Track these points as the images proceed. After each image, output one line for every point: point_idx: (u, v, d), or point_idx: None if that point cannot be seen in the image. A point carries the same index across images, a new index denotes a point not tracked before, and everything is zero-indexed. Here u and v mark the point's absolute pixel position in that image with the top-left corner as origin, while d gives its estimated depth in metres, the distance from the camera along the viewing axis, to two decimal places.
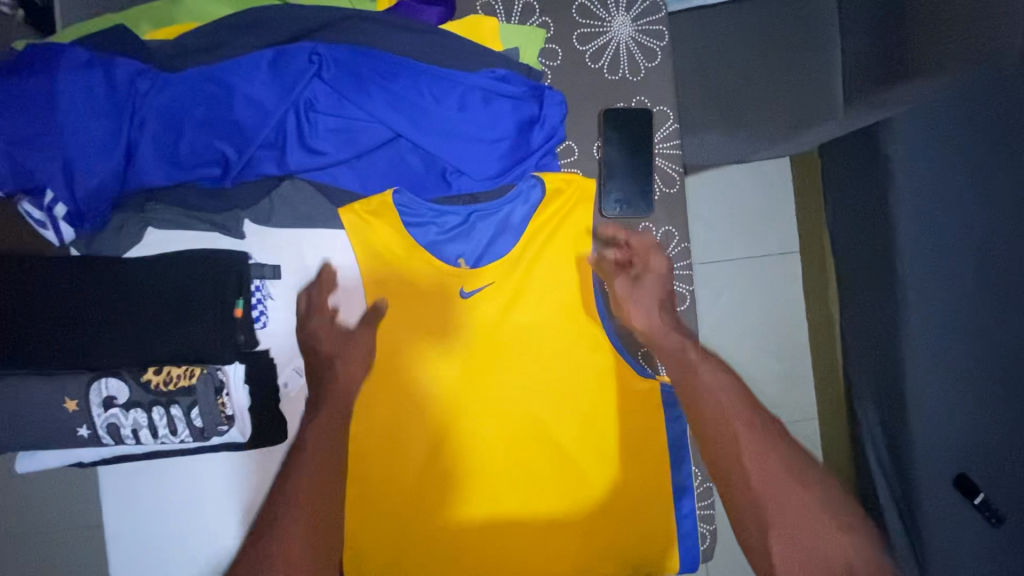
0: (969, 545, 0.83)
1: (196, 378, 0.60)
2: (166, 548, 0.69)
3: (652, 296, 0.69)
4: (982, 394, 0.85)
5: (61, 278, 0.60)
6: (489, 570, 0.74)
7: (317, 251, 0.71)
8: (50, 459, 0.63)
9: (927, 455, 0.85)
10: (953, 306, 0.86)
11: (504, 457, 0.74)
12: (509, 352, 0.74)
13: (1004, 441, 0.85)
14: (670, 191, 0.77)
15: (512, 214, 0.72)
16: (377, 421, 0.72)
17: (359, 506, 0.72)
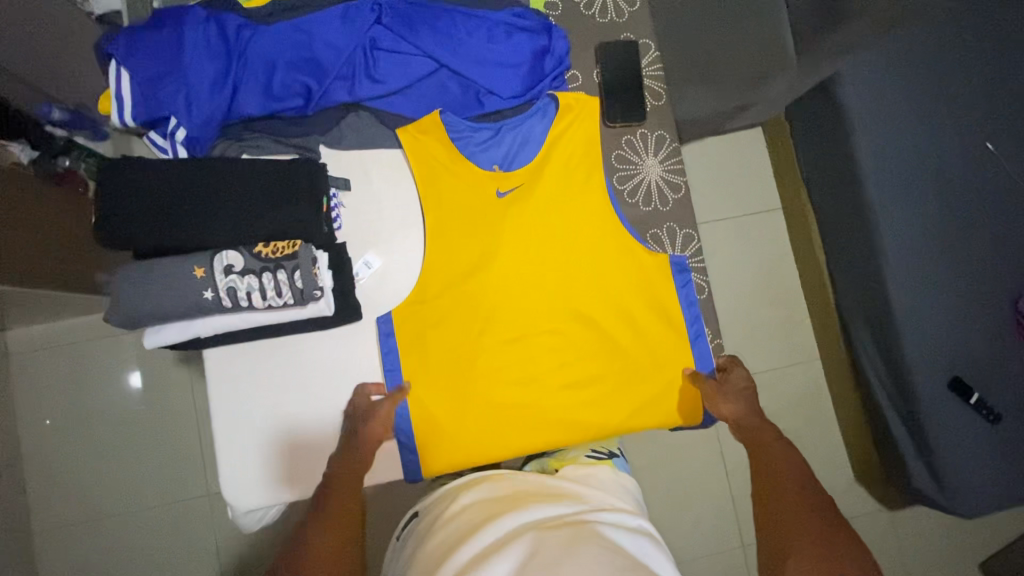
0: (938, 417, 1.25)
1: (298, 246, 0.75)
2: (263, 417, 0.82)
3: (733, 396, 0.87)
4: (914, 306, 1.28)
5: (181, 177, 0.74)
6: (539, 431, 0.85)
7: (378, 166, 0.87)
8: (173, 333, 0.76)
9: (911, 357, 1.26)
10: (892, 251, 1.29)
11: (540, 334, 0.87)
12: (540, 241, 0.88)
13: (932, 338, 1.27)
14: (659, 103, 0.93)
15: (533, 127, 0.89)
16: (433, 303, 0.85)
17: (421, 377, 0.84)
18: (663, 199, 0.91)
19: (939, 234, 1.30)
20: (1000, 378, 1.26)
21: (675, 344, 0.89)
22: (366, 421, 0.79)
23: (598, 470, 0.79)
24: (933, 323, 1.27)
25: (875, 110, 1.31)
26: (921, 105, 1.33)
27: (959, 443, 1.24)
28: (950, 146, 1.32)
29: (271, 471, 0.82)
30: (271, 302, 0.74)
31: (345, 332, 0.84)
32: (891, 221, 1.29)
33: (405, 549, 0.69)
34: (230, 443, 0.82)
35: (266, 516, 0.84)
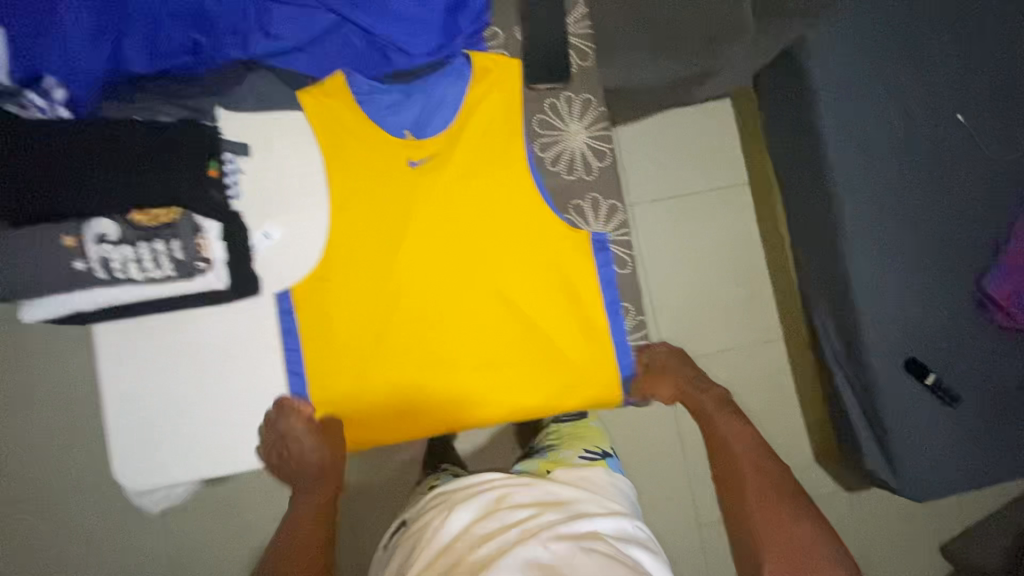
0: (905, 409, 1.13)
1: (176, 214, 0.70)
2: (156, 397, 0.78)
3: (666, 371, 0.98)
4: (892, 287, 1.13)
5: (58, 139, 0.66)
6: (450, 411, 0.82)
7: (279, 129, 0.80)
8: (49, 308, 0.71)
9: (877, 344, 1.13)
10: (869, 224, 1.13)
11: (451, 314, 0.82)
12: (455, 214, 0.82)
13: (903, 324, 1.13)
14: (586, 65, 0.86)
15: (448, 88, 0.82)
16: (340, 278, 0.81)
17: (326, 355, 0.81)
18: (588, 168, 0.85)
19: (905, 217, 1.14)
20: (976, 368, 1.12)
21: (596, 322, 0.83)
22: (314, 452, 0.79)
23: (593, 470, 0.82)
24: (903, 306, 1.13)
25: (835, 78, 1.14)
26: (888, 70, 1.15)
27: (919, 437, 1.13)
28: (942, 107, 1.15)
29: (162, 454, 0.78)
30: (150, 274, 0.71)
31: (245, 308, 0.80)
32: (856, 191, 1.13)
33: (398, 550, 0.69)
34: (123, 422, 0.78)
35: (165, 497, 0.82)
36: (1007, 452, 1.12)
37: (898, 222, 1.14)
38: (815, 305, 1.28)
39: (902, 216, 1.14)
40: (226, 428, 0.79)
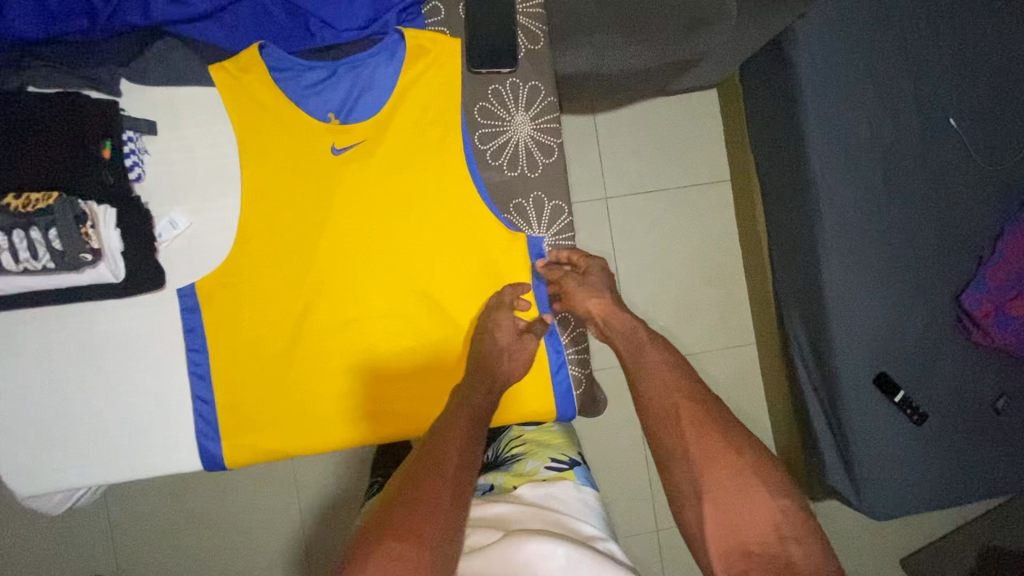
0: (873, 430, 1.07)
1: (53, 199, 0.62)
2: (49, 397, 0.72)
3: (597, 285, 0.76)
4: (866, 303, 1.06)
5: None
6: (367, 417, 0.75)
7: (190, 107, 0.74)
8: None
9: (846, 362, 1.07)
10: (846, 234, 1.06)
11: (377, 315, 0.76)
12: (381, 205, 0.75)
13: (876, 341, 1.07)
14: (535, 49, 0.77)
15: (377, 69, 0.74)
16: (251, 271, 0.74)
17: (234, 354, 0.74)
18: (532, 164, 0.77)
19: (886, 227, 1.07)
20: (947, 392, 1.06)
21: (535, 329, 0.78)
22: (510, 356, 0.74)
23: (560, 487, 0.78)
24: (879, 324, 1.06)
25: (821, 74, 1.05)
26: (879, 67, 1.06)
27: (886, 462, 1.07)
28: (933, 113, 1.07)
29: (54, 457, 0.72)
30: (27, 265, 0.63)
31: (146, 302, 0.73)
32: (836, 200, 1.06)
33: None
34: (12, 423, 0.72)
35: (63, 501, 0.76)
36: (974, 479, 1.07)
37: (878, 234, 1.06)
38: (789, 316, 1.21)
39: (881, 228, 1.07)
40: (126, 431, 0.73)
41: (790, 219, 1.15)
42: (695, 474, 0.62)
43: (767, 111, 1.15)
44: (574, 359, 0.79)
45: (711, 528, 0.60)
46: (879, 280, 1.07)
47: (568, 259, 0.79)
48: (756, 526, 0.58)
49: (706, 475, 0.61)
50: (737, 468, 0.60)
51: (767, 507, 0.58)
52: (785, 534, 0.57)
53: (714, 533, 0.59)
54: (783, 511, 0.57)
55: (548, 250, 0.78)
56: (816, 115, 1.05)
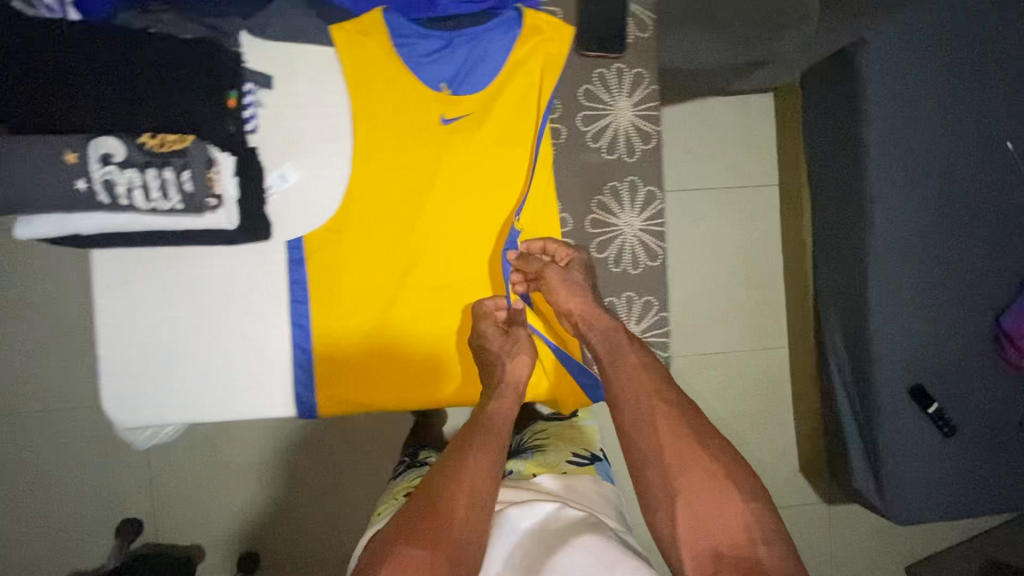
0: (909, 445, 1.07)
1: (189, 142, 0.65)
2: (155, 334, 0.75)
3: (581, 285, 0.75)
4: (918, 318, 1.04)
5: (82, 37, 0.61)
6: (424, 383, 0.78)
7: (307, 65, 0.75)
8: (49, 225, 0.67)
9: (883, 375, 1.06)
10: (905, 247, 1.02)
11: (447, 287, 0.78)
12: (464, 180, 0.77)
13: (918, 355, 1.05)
14: (643, 36, 0.79)
15: (493, 44, 0.76)
16: (349, 226, 0.76)
17: (324, 303, 0.76)
18: (631, 149, 0.79)
19: (948, 244, 1.02)
20: (986, 411, 1.07)
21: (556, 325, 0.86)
22: (507, 358, 0.74)
23: (581, 479, 0.79)
24: (925, 340, 1.04)
25: (898, 71, 0.98)
26: (969, 72, 0.99)
27: (915, 474, 1.07)
28: (1004, 123, 1.00)
29: (155, 392, 0.76)
30: (156, 205, 0.66)
31: (253, 250, 0.75)
32: (893, 211, 1.01)
33: None
34: (116, 355, 0.75)
35: (156, 435, 0.80)
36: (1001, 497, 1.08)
37: (937, 254, 1.02)
38: (826, 323, 1.18)
39: (938, 246, 1.02)
40: (225, 374, 0.76)
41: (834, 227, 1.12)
42: (671, 477, 0.64)
43: (824, 115, 1.10)
44: (654, 339, 0.81)
45: (684, 528, 0.62)
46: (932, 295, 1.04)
47: (544, 250, 0.78)
48: (726, 527, 0.61)
49: (680, 479, 0.63)
50: (710, 471, 0.63)
51: (738, 507, 0.61)
52: (755, 534, 0.60)
53: (686, 531, 0.62)
54: (754, 513, 0.61)
55: (639, 234, 0.80)
56: (883, 124, 0.99)
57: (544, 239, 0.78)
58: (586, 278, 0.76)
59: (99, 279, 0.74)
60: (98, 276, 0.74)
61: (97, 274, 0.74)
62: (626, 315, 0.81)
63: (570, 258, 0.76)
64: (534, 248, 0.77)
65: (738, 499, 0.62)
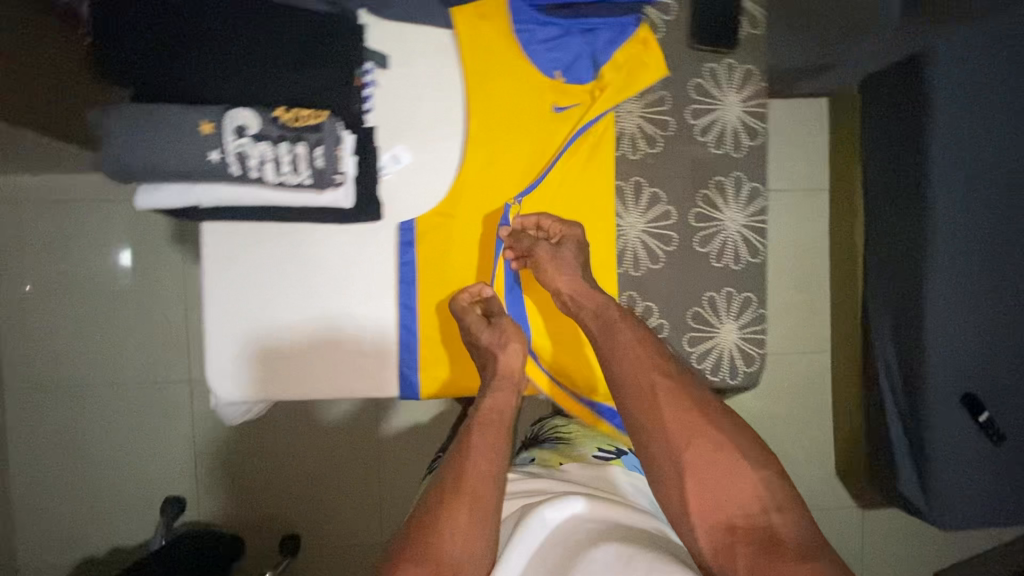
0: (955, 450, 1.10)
1: (324, 118, 0.64)
2: (261, 308, 0.75)
3: (571, 261, 0.73)
4: (974, 328, 1.07)
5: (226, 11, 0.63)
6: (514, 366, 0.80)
7: (423, 48, 0.75)
8: (170, 196, 0.67)
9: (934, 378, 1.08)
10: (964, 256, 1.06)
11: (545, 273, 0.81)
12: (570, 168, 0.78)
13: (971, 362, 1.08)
14: (756, 32, 0.79)
15: (613, 33, 0.76)
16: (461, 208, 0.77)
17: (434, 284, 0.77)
18: (738, 145, 0.80)
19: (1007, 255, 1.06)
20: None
21: (562, 354, 0.85)
22: (497, 349, 0.74)
23: (610, 471, 0.76)
24: (976, 346, 1.08)
25: (961, 87, 1.02)
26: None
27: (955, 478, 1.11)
28: None
29: (256, 366, 0.76)
30: (284, 179, 0.65)
31: (363, 231, 0.76)
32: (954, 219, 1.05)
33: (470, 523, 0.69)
34: (223, 327, 0.75)
35: (250, 411, 0.80)
36: None
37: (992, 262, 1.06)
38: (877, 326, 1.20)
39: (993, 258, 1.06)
40: (327, 351, 0.76)
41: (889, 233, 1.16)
42: (678, 452, 0.62)
43: (880, 124, 1.16)
44: (750, 337, 0.81)
45: (698, 507, 0.61)
46: (992, 306, 1.07)
47: (533, 225, 0.77)
48: (740, 500, 0.60)
49: (686, 453, 0.62)
50: (718, 444, 0.62)
51: (750, 478, 0.61)
52: (768, 504, 0.60)
53: (698, 507, 0.60)
54: (766, 484, 0.60)
55: (742, 230, 0.80)
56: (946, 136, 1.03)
57: (540, 214, 0.77)
58: (578, 254, 0.75)
59: (208, 251, 0.74)
60: (207, 248, 0.75)
61: (207, 246, 0.74)
62: (724, 310, 0.80)
63: (563, 236, 0.75)
64: (529, 224, 0.76)
65: (749, 468, 0.61)
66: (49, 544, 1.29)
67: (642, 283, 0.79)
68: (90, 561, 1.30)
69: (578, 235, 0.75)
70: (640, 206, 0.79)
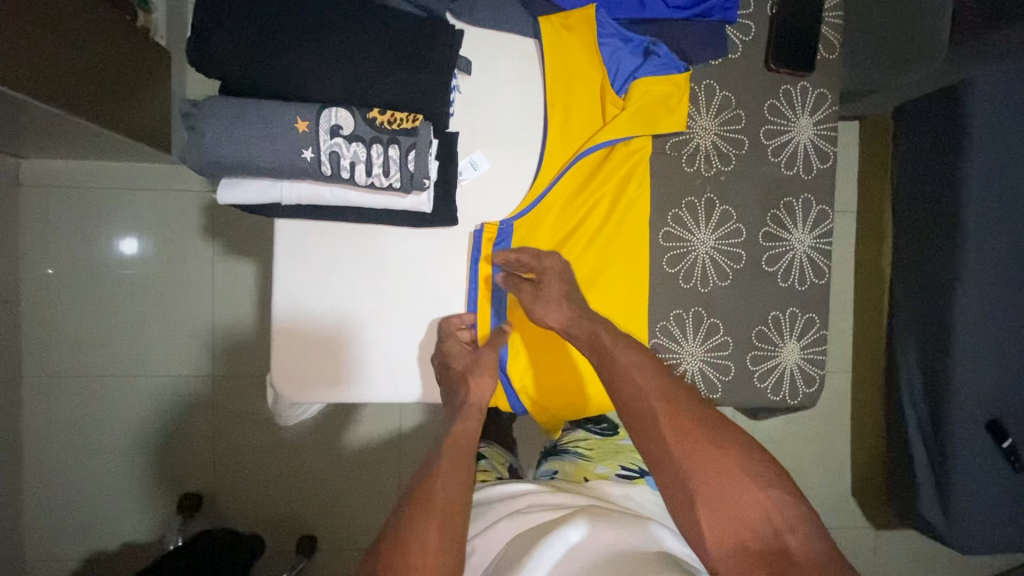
0: (981, 475, 1.11)
1: (419, 122, 0.64)
2: (329, 308, 0.74)
3: (555, 294, 0.70)
4: (1007, 356, 1.09)
5: (324, 11, 0.63)
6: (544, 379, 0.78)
7: (508, 57, 0.75)
8: (254, 191, 0.67)
9: (964, 404, 1.10)
10: (1003, 286, 1.07)
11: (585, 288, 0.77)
12: (623, 184, 0.77)
13: (1000, 391, 1.10)
14: (830, 57, 0.81)
15: (665, 63, 0.75)
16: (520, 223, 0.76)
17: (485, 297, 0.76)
18: (808, 167, 0.81)
19: None
20: None
21: (558, 385, 0.79)
22: (470, 376, 0.70)
23: (638, 491, 0.84)
24: (1009, 375, 1.09)
25: (1005, 117, 1.04)
26: None
27: (982, 504, 1.12)
28: None
29: (322, 366, 0.75)
30: (374, 181, 0.64)
31: (435, 235, 0.75)
32: (991, 251, 1.06)
33: (495, 528, 0.73)
34: (291, 326, 0.74)
35: (308, 409, 0.79)
36: None
37: None
38: (905, 349, 1.22)
39: None
40: (394, 354, 0.76)
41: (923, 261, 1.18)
42: (685, 482, 0.57)
43: (917, 153, 1.17)
44: (813, 357, 0.81)
45: (712, 534, 0.55)
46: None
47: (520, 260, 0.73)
48: (751, 519, 0.55)
49: (692, 481, 0.57)
50: (723, 464, 0.57)
51: (759, 497, 0.56)
52: (781, 524, 0.56)
53: (712, 536, 0.55)
54: (774, 501, 0.56)
55: (809, 251, 0.81)
56: (990, 168, 1.05)
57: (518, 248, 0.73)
58: (563, 283, 0.71)
59: (280, 249, 0.73)
60: (280, 246, 0.74)
61: (279, 244, 0.73)
62: (787, 331, 0.81)
63: (543, 270, 0.72)
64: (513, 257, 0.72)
65: (756, 487, 0.57)
66: (64, 535, 1.26)
67: (709, 299, 0.80)
68: (105, 554, 1.28)
69: (558, 266, 0.73)
70: (711, 223, 0.79)
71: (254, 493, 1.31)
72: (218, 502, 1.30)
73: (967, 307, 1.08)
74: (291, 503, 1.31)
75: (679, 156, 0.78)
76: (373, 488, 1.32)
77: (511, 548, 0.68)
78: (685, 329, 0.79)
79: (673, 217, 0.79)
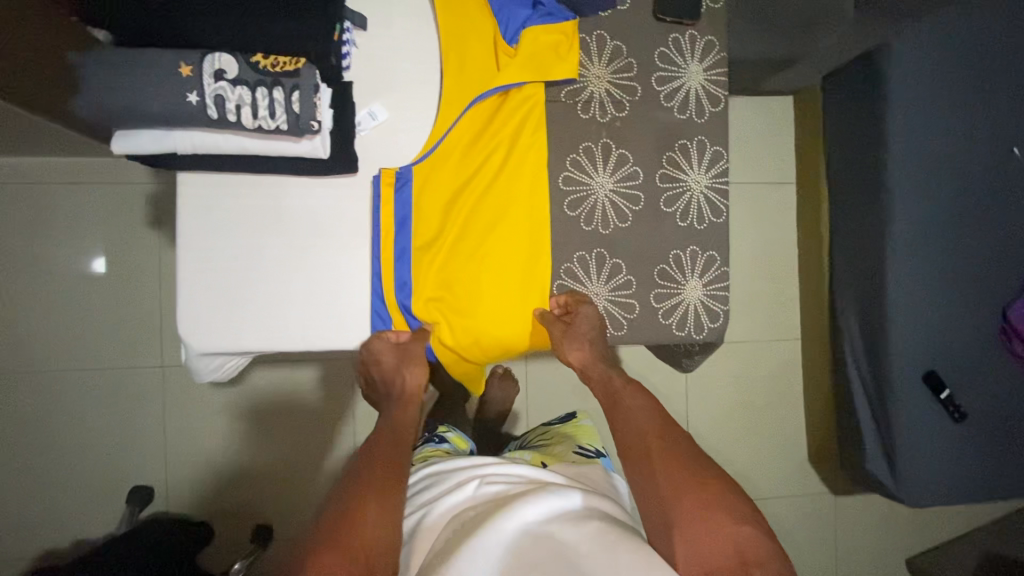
0: (919, 420, 1.13)
1: (301, 65, 0.67)
2: (236, 261, 0.76)
3: (583, 336, 0.80)
4: (931, 300, 1.11)
5: None
6: (451, 318, 0.79)
7: (402, 11, 0.78)
8: (147, 141, 0.69)
9: (894, 349, 1.12)
10: (921, 231, 1.10)
11: (490, 229, 0.79)
12: (519, 128, 0.80)
13: (929, 335, 1.12)
14: (715, 6, 0.85)
15: (551, 14, 0.79)
16: (421, 168, 0.78)
17: (387, 237, 0.77)
18: (700, 110, 0.84)
19: (960, 230, 1.11)
20: (988, 392, 1.13)
21: (471, 327, 0.79)
22: (403, 369, 0.77)
23: (591, 469, 0.84)
24: (936, 319, 1.11)
25: (911, 69, 1.08)
26: (968, 69, 1.09)
27: (922, 449, 1.13)
28: (1008, 126, 1.10)
29: (229, 317, 0.76)
30: (262, 123, 0.67)
31: (338, 184, 0.77)
32: (908, 199, 1.09)
33: (455, 496, 0.72)
34: (198, 277, 0.75)
35: (222, 363, 0.81)
36: (1001, 473, 1.15)
37: (947, 238, 1.10)
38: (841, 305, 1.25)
39: (949, 234, 1.10)
40: (304, 303, 0.77)
41: (850, 216, 1.20)
42: (666, 510, 0.64)
43: (837, 113, 1.21)
44: (715, 293, 0.84)
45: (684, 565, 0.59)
46: (947, 278, 1.11)
47: (559, 305, 0.82)
48: (721, 547, 0.59)
49: (672, 507, 0.63)
50: (701, 493, 0.64)
51: (734, 529, 0.60)
52: (750, 559, 0.58)
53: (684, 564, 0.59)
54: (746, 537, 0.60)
55: (706, 191, 0.84)
56: (900, 118, 1.09)
57: (569, 292, 0.82)
58: (591, 327, 0.80)
59: (184, 204, 0.75)
60: (183, 200, 0.75)
61: (182, 198, 0.75)
62: (689, 268, 0.83)
63: (577, 313, 0.80)
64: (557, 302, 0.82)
65: (732, 520, 0.61)
66: (13, 533, 1.24)
67: (612, 240, 0.82)
68: (54, 551, 1.26)
69: (591, 315, 0.80)
70: (609, 166, 0.82)
71: (206, 480, 1.30)
72: (171, 491, 1.29)
73: (889, 254, 1.11)
74: (243, 492, 1.30)
75: (574, 104, 0.82)
76: (326, 470, 1.31)
77: (462, 521, 0.66)
78: (586, 270, 0.82)
79: (572, 161, 0.82)
